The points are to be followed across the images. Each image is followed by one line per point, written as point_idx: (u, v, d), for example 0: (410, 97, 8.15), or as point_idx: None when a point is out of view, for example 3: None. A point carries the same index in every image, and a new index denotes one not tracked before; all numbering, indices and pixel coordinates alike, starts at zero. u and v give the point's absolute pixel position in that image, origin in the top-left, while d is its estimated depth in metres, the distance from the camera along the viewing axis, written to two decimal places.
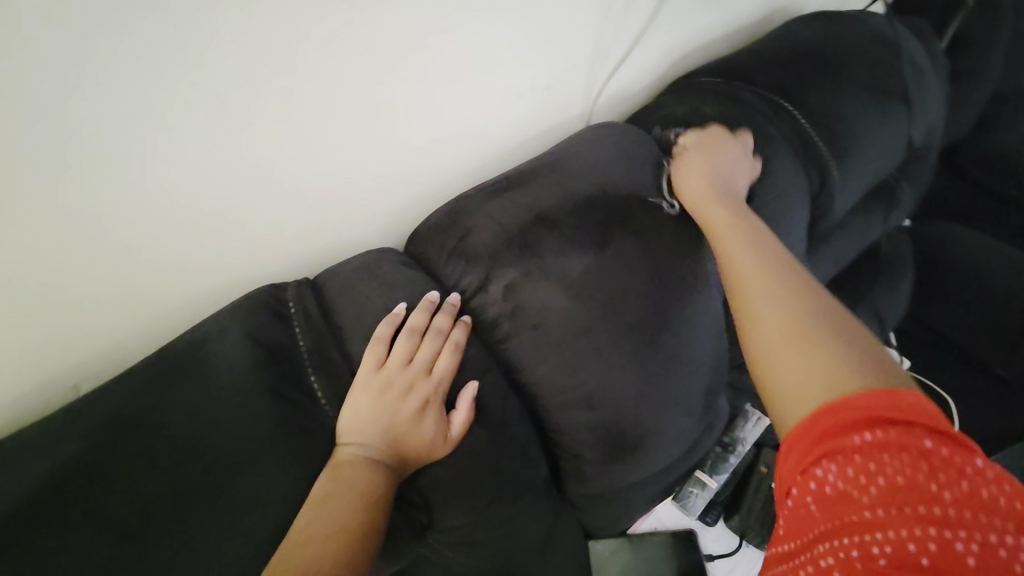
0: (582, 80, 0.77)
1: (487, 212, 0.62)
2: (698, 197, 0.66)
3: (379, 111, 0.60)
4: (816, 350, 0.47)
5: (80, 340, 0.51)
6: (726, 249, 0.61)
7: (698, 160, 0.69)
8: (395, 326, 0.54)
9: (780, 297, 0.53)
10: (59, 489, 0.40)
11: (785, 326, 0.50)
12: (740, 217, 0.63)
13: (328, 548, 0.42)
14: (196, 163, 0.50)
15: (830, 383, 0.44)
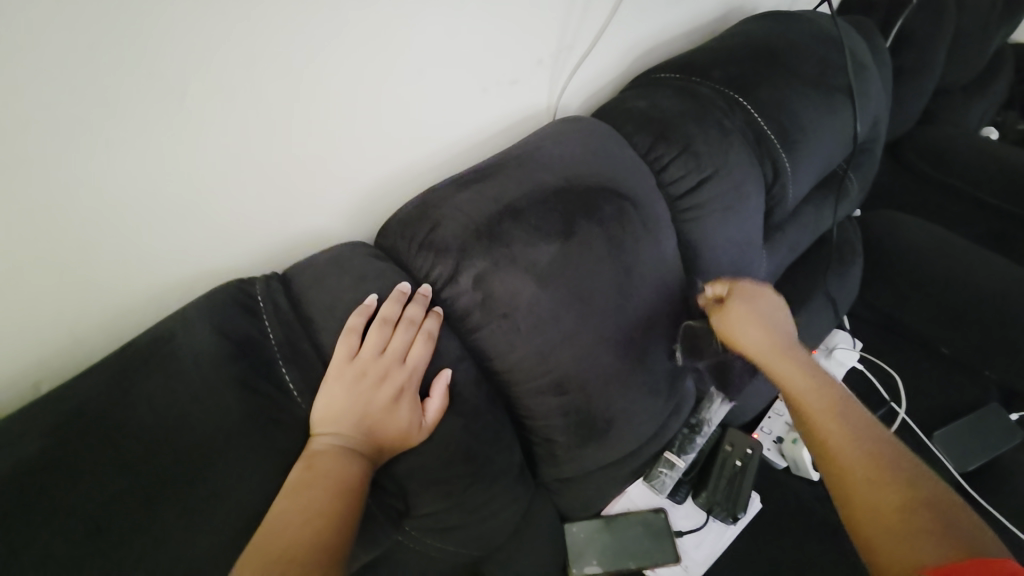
0: (547, 75, 0.79)
1: (456, 204, 0.64)
2: (761, 351, 0.70)
3: (344, 105, 0.60)
4: (899, 498, 0.53)
5: (37, 339, 0.49)
6: (784, 380, 0.68)
7: (742, 293, 0.73)
8: (368, 316, 0.54)
9: (894, 470, 0.56)
10: (20, 489, 0.39)
11: (904, 509, 0.52)
12: (788, 355, 0.69)
13: (306, 534, 0.43)
14: (156, 157, 0.49)
15: (909, 529, 0.50)
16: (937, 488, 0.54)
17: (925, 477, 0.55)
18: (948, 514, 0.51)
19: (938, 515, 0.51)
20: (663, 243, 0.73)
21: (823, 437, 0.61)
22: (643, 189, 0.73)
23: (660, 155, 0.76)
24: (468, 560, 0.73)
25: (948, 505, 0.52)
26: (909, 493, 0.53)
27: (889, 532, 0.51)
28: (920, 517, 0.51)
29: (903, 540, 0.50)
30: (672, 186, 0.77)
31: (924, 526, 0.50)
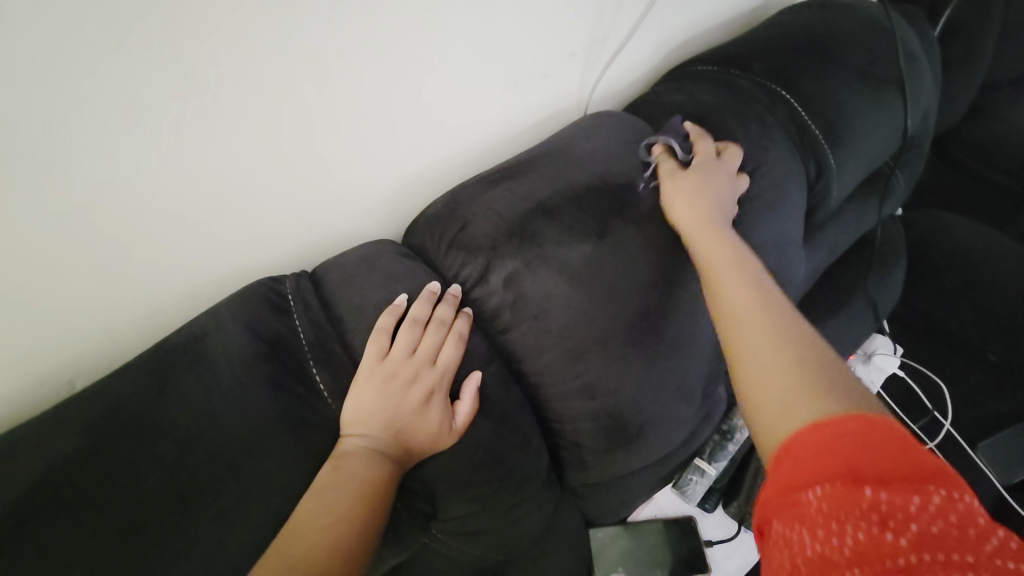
0: (580, 68, 0.76)
1: (486, 202, 0.62)
2: (690, 223, 0.62)
3: (375, 100, 0.59)
4: (793, 361, 0.47)
5: (76, 334, 0.50)
6: (721, 287, 0.56)
7: (688, 186, 0.64)
8: (398, 317, 0.53)
9: (777, 338, 0.49)
10: (60, 485, 0.40)
11: (789, 372, 0.46)
12: (733, 262, 0.58)
13: (325, 539, 0.43)
14: (190, 153, 0.49)
15: (802, 389, 0.44)
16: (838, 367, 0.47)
17: (849, 387, 0.44)
18: (856, 395, 0.44)
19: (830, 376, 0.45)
20: None
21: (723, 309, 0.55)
22: None
23: None
24: (493, 564, 0.72)
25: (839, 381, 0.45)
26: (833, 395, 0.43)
27: (801, 403, 0.44)
28: (824, 385, 0.44)
29: (799, 420, 0.42)
30: None
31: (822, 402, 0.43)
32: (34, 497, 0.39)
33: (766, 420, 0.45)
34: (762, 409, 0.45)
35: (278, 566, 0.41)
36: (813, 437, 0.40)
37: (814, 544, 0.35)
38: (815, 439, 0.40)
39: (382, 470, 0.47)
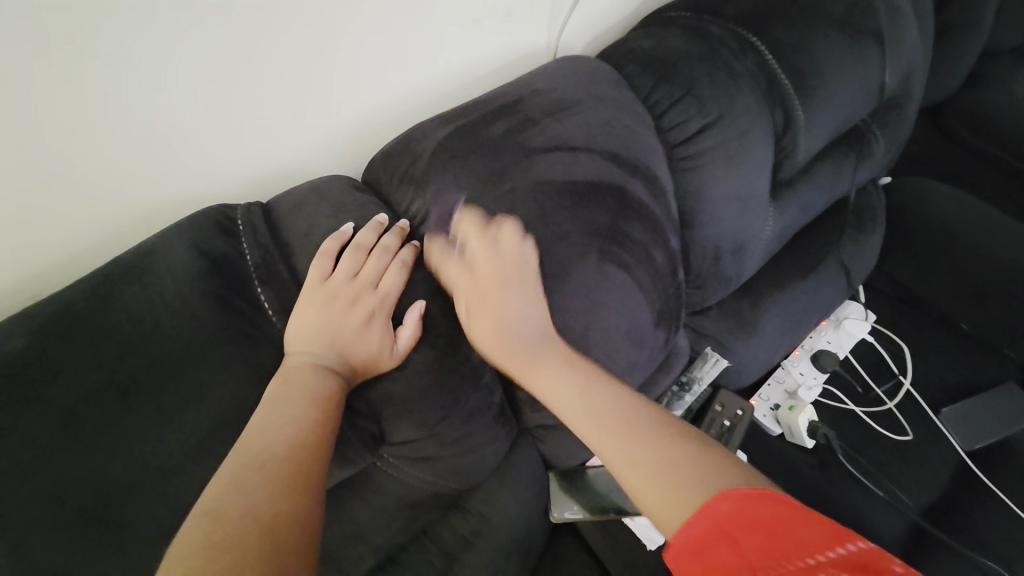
0: (547, 10, 0.75)
1: (439, 138, 0.62)
2: (489, 342, 0.59)
3: (325, 28, 0.58)
4: (654, 465, 0.50)
5: (33, 251, 0.51)
6: (553, 389, 0.58)
7: (484, 254, 0.58)
8: (343, 243, 0.55)
9: (645, 461, 0.51)
10: (9, 379, 0.43)
11: (626, 442, 0.53)
12: (501, 287, 0.58)
13: (283, 435, 0.45)
14: (135, 77, 0.49)
15: (658, 485, 0.49)
16: (648, 407, 0.56)
17: (663, 452, 0.51)
18: (677, 433, 0.53)
19: (693, 472, 0.48)
20: (659, 189, 0.70)
21: (599, 447, 0.55)
22: (636, 131, 0.69)
23: (659, 99, 0.73)
24: (447, 493, 0.76)
25: (701, 460, 0.50)
26: (682, 472, 0.49)
27: (678, 511, 0.47)
28: (665, 469, 0.49)
29: (680, 521, 0.46)
30: (670, 132, 0.74)
31: (682, 489, 0.48)
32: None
33: (639, 498, 0.50)
34: (653, 515, 0.49)
35: (237, 458, 0.43)
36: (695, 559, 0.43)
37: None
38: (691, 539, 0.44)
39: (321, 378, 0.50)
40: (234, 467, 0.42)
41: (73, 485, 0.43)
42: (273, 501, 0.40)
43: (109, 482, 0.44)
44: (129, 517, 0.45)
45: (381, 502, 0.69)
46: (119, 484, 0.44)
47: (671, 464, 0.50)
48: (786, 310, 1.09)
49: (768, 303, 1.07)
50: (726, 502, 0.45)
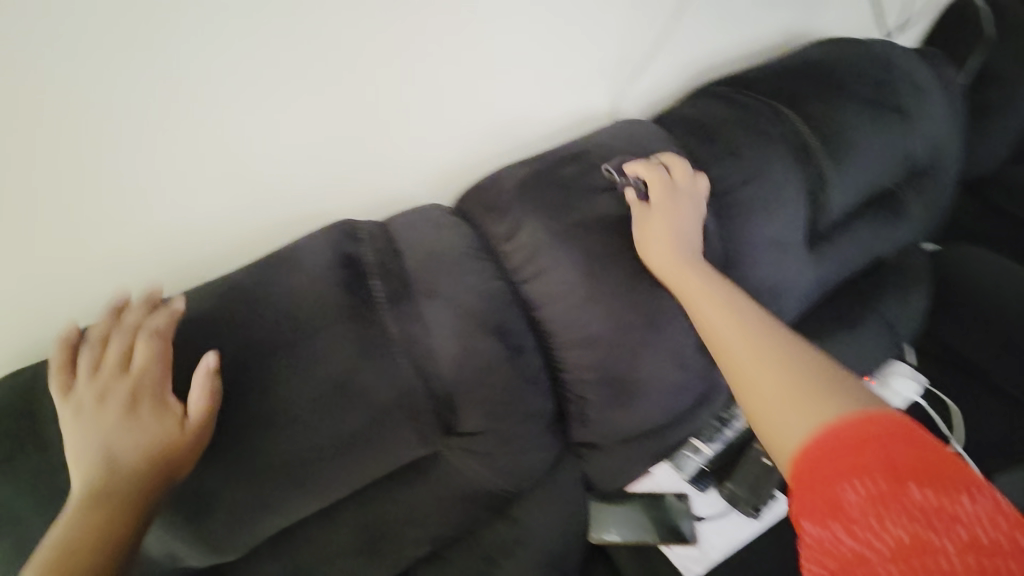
0: (608, 83, 0.92)
1: (520, 178, 0.77)
2: (663, 259, 0.73)
3: (437, 90, 0.77)
4: (790, 401, 0.55)
5: (215, 239, 0.70)
6: (694, 305, 0.71)
7: (659, 216, 0.74)
8: (149, 312, 0.57)
9: (775, 370, 0.58)
10: (201, 323, 0.59)
11: (797, 379, 0.57)
12: (687, 266, 0.72)
13: (53, 534, 0.47)
14: (301, 115, 0.69)
15: (804, 400, 0.54)
16: (711, 304, 0.69)
17: (810, 385, 0.56)
18: (823, 388, 0.55)
19: (823, 403, 0.53)
20: (703, 229, 0.81)
21: (725, 353, 0.65)
22: (683, 179, 0.81)
23: (704, 155, 0.85)
24: (498, 493, 0.83)
25: (847, 396, 0.54)
26: (824, 403, 0.54)
27: (817, 432, 0.51)
28: (802, 394, 0.55)
29: (810, 434, 0.52)
30: (716, 182, 0.84)
31: (793, 395, 0.55)
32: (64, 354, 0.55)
33: (763, 430, 0.57)
34: (771, 431, 0.55)
35: None
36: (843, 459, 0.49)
37: (852, 544, 0.45)
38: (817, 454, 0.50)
39: (100, 479, 0.50)
40: None
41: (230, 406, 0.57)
42: (81, 529, 0.47)
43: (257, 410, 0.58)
44: (262, 439, 0.58)
45: (440, 491, 0.77)
46: (260, 413, 0.58)
47: (818, 410, 0.53)
48: None
49: None
50: (879, 430, 0.49)
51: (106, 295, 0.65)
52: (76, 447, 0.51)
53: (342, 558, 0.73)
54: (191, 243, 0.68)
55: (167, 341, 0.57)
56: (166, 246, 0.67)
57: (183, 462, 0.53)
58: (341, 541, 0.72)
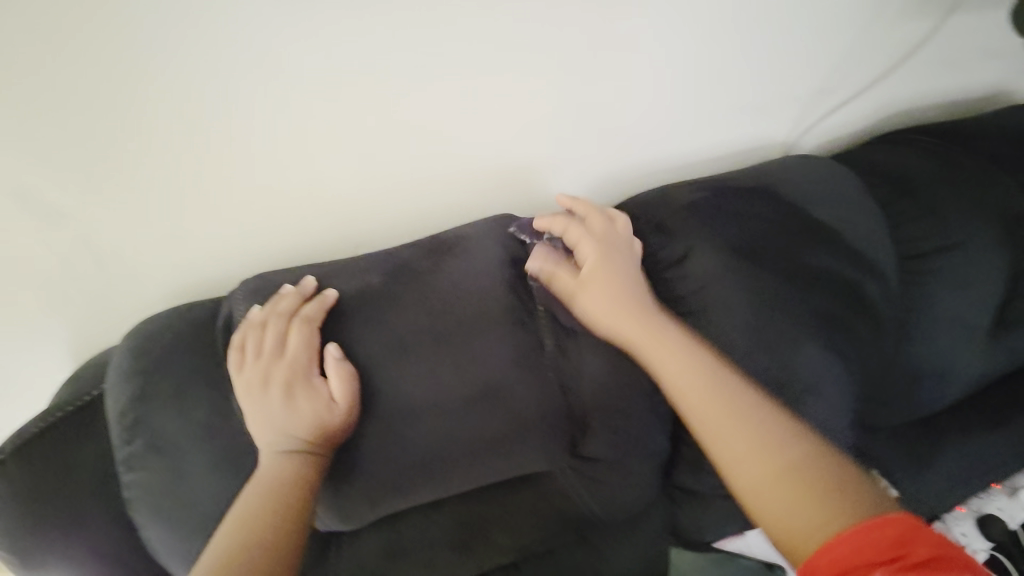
0: (796, 112, 0.82)
1: (691, 200, 0.70)
2: (578, 236, 0.60)
3: (626, 97, 0.72)
4: (782, 468, 0.44)
5: (381, 211, 0.70)
6: (659, 361, 0.52)
7: (599, 281, 0.57)
8: (302, 299, 0.57)
9: (739, 414, 0.47)
10: (369, 299, 0.58)
11: (709, 389, 0.49)
12: (642, 311, 0.55)
13: (231, 518, 0.48)
14: (494, 104, 0.67)
15: (802, 495, 0.42)
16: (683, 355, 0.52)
17: (767, 433, 0.46)
18: (736, 409, 0.47)
19: (793, 458, 0.44)
20: (888, 295, 0.71)
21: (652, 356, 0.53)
22: (876, 235, 0.72)
23: (898, 211, 0.76)
24: (593, 523, 0.79)
25: (843, 472, 0.43)
26: (777, 446, 0.45)
27: (805, 507, 0.41)
28: (812, 482, 0.42)
29: (818, 525, 0.40)
30: (905, 244, 0.75)
31: (781, 453, 0.44)
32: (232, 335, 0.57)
33: (739, 490, 0.45)
34: (761, 508, 0.43)
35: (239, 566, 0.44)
36: (852, 539, 0.39)
37: None
38: (836, 542, 0.39)
39: (279, 462, 0.51)
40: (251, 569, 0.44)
41: (387, 391, 0.56)
42: (257, 515, 0.48)
43: (410, 401, 0.57)
44: (410, 434, 0.57)
45: (541, 508, 0.74)
46: (414, 405, 0.57)
47: (800, 485, 0.42)
48: (972, 462, 0.98)
49: (947, 445, 0.97)
50: (885, 524, 0.39)
51: (279, 245, 0.68)
52: (252, 431, 0.53)
53: (435, 554, 0.70)
54: (362, 211, 0.69)
55: (336, 312, 0.57)
56: (339, 211, 0.68)
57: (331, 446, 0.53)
58: (438, 535, 0.71)
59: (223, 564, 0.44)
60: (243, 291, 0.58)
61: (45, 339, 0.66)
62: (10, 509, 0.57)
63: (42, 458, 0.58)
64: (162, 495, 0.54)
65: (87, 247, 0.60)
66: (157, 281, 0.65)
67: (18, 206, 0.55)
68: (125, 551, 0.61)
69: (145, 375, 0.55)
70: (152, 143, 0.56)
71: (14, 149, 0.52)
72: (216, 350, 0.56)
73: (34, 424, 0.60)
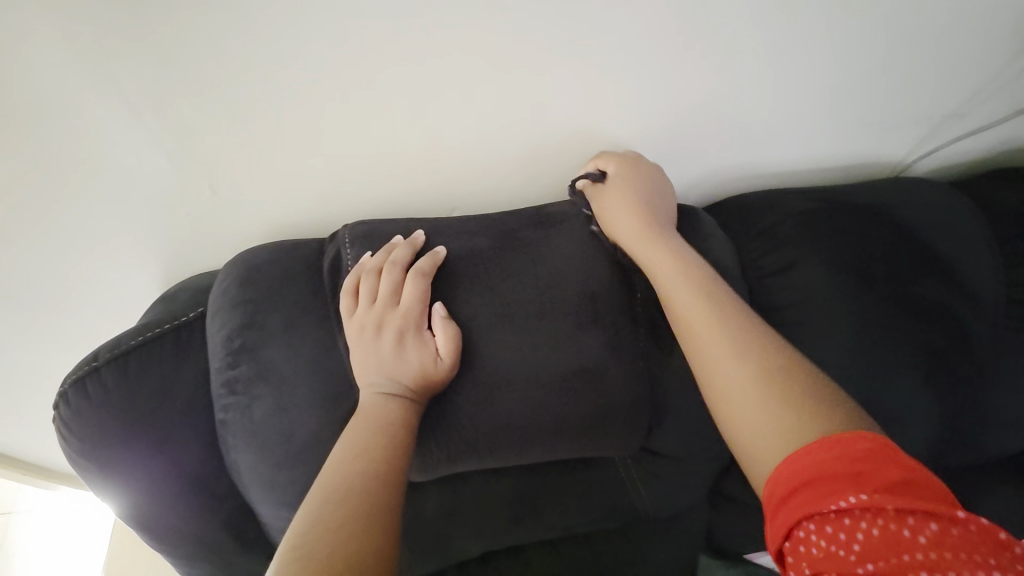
0: (921, 133, 0.78)
1: (804, 209, 0.68)
2: (613, 207, 0.60)
3: (752, 92, 0.69)
4: (729, 341, 0.47)
5: (486, 176, 0.70)
6: (663, 272, 0.55)
7: (614, 190, 0.60)
8: (413, 251, 0.57)
9: (761, 385, 0.44)
10: (477, 264, 0.58)
11: (754, 381, 0.44)
12: (654, 240, 0.57)
13: (339, 452, 0.48)
14: (620, 81, 0.65)
15: (763, 398, 0.43)
16: (670, 244, 0.57)
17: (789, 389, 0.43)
18: (784, 386, 0.43)
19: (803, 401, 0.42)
20: (988, 335, 0.69)
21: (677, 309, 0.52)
22: (986, 273, 0.70)
23: (1013, 251, 0.73)
24: (639, 516, 0.79)
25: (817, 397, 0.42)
26: (812, 418, 0.41)
27: (776, 435, 0.41)
28: (772, 389, 0.43)
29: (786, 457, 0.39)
30: (1013, 288, 0.73)
31: (782, 395, 0.43)
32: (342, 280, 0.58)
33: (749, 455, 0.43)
34: (733, 423, 0.44)
35: (352, 500, 0.44)
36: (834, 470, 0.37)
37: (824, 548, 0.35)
38: (809, 459, 0.38)
39: (385, 402, 0.52)
40: (366, 505, 0.44)
41: (485, 358, 0.56)
42: (363, 452, 0.48)
43: (508, 370, 0.57)
44: (501, 402, 0.57)
45: (595, 491, 0.75)
46: (512, 374, 0.57)
47: (757, 396, 0.43)
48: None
49: (1001, 496, 0.94)
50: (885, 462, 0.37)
51: (380, 195, 0.68)
52: (359, 375, 0.54)
53: (489, 516, 0.73)
54: (467, 174, 0.69)
55: (443, 272, 0.57)
56: (446, 170, 0.68)
57: (431, 396, 0.54)
58: (495, 500, 0.72)
59: (338, 494, 0.44)
60: (352, 233, 0.59)
61: (143, 260, 0.67)
62: (107, 415, 0.59)
63: (140, 370, 0.60)
64: (259, 423, 0.56)
65: (207, 176, 0.60)
66: (261, 215, 0.66)
67: (156, 124, 0.55)
68: (207, 467, 0.63)
69: (253, 305, 0.56)
70: (299, 84, 0.56)
71: (169, 68, 0.51)
72: (325, 291, 0.58)
73: (135, 336, 0.62)
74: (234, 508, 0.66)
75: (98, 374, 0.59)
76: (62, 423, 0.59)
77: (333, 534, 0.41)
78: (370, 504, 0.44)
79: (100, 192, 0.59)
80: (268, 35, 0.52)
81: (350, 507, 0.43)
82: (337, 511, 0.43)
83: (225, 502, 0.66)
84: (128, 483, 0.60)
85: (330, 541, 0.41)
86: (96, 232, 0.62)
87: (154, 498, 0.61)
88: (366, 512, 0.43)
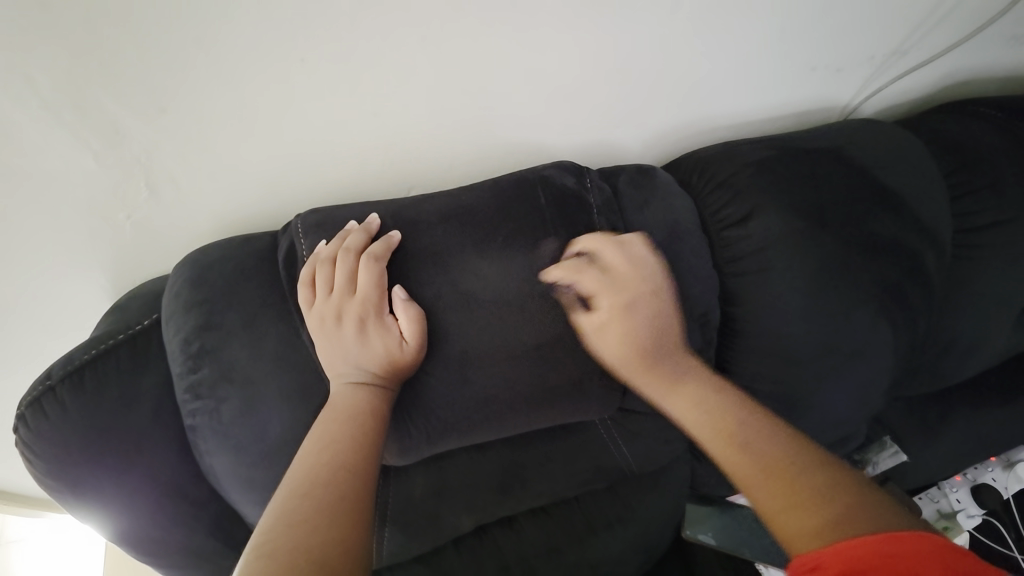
0: (867, 73, 0.79)
1: (758, 158, 0.69)
2: (346, 309, 0.53)
3: (700, 44, 0.68)
4: (747, 458, 0.49)
5: (439, 152, 0.68)
6: (646, 386, 0.59)
7: (344, 279, 0.53)
8: (368, 236, 0.55)
9: (784, 475, 0.46)
10: (436, 242, 0.57)
11: (771, 475, 0.46)
12: (650, 369, 0.58)
13: (309, 447, 0.48)
14: (566, 41, 0.63)
15: (789, 496, 0.44)
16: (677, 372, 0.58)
17: (794, 474, 0.46)
18: (799, 473, 0.46)
19: (827, 492, 0.44)
20: (938, 265, 0.72)
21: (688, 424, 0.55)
22: (934, 206, 0.72)
23: (958, 183, 0.75)
24: (624, 474, 0.82)
25: (822, 471, 0.46)
26: (817, 502, 0.43)
27: (807, 530, 0.42)
28: (801, 489, 0.44)
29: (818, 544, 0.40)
30: (960, 218, 0.75)
31: (798, 487, 0.45)
32: (298, 271, 0.56)
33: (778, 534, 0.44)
34: (764, 516, 0.45)
35: (321, 494, 0.44)
36: (857, 551, 0.38)
37: None
38: (847, 552, 0.38)
39: (353, 391, 0.51)
40: (335, 496, 0.44)
41: (453, 335, 0.56)
42: (332, 444, 0.48)
43: (477, 344, 0.57)
44: (473, 377, 0.57)
45: (579, 455, 0.77)
46: (481, 349, 0.57)
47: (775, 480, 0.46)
48: (984, 435, 1.02)
49: (958, 416, 1.00)
50: (918, 542, 0.38)
51: (331, 181, 0.66)
52: (326, 365, 0.53)
53: (477, 491, 0.74)
54: (420, 151, 0.67)
55: (401, 253, 0.56)
56: (396, 149, 0.66)
57: (400, 380, 0.54)
58: (482, 474, 0.73)
59: (307, 488, 0.44)
60: (304, 223, 0.57)
61: (85, 269, 0.63)
62: (67, 435, 0.57)
63: (99, 384, 0.58)
64: (228, 424, 0.55)
65: (141, 175, 0.57)
66: (208, 212, 0.63)
67: (76, 122, 0.51)
68: (181, 474, 0.62)
69: (207, 305, 0.55)
70: (227, 66, 0.52)
71: (79, 59, 0.47)
72: (282, 284, 0.56)
73: (89, 350, 0.59)
74: (218, 510, 0.65)
75: (54, 392, 0.57)
76: (24, 446, 0.57)
77: (298, 528, 0.41)
78: (341, 494, 0.44)
79: (26, 204, 0.55)
80: (182, 19, 0.48)
81: (320, 500, 0.43)
82: (306, 504, 0.43)
83: (209, 506, 0.65)
84: (99, 501, 0.59)
85: (300, 533, 0.41)
86: (29, 246, 0.59)
87: (132, 513, 0.60)
88: (333, 506, 0.43)
